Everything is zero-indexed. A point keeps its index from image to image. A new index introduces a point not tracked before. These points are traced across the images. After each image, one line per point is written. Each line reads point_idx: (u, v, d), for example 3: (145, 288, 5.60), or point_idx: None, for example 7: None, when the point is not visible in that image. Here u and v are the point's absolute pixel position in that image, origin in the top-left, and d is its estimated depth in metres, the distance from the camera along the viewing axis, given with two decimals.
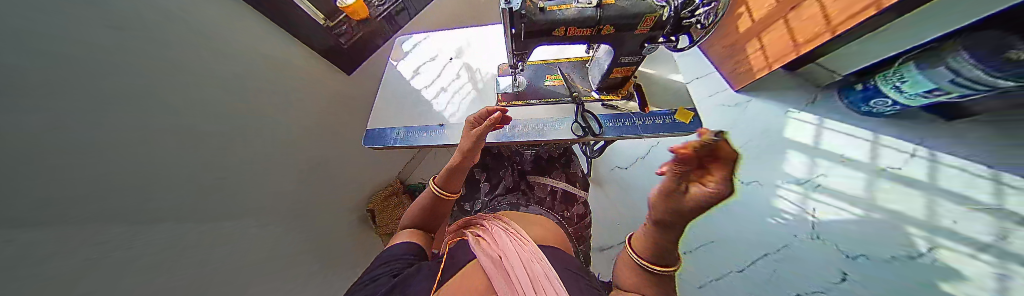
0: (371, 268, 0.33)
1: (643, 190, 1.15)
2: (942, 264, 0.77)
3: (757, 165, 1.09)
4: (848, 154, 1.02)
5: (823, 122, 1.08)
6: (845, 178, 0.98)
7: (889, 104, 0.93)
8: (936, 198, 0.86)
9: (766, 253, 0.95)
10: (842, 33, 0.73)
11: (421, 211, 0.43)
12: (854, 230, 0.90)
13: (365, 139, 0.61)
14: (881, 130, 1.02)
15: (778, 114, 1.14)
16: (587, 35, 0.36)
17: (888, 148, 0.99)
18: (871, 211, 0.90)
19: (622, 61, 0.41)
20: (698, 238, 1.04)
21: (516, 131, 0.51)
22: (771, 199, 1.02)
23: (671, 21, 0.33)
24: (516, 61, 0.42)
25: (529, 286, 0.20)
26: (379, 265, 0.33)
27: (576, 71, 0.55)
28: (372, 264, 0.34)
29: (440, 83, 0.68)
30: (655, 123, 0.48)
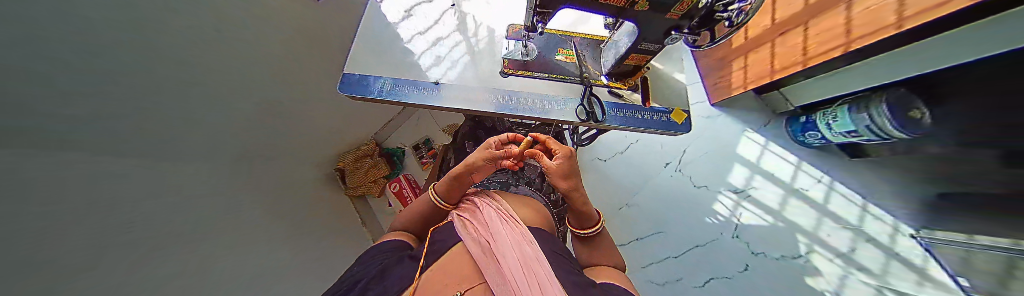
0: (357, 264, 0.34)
1: (615, 181, 1.30)
2: (812, 265, 1.03)
3: (710, 173, 1.25)
4: (777, 173, 1.20)
5: (768, 144, 1.25)
6: (769, 193, 1.18)
7: (818, 138, 1.08)
8: (823, 217, 1.10)
9: (696, 244, 1.15)
10: (810, 67, 0.77)
11: (417, 212, 0.46)
12: (763, 234, 1.12)
13: (341, 84, 0.51)
14: (808, 159, 1.20)
15: (737, 132, 1.29)
16: (620, 6, 0.33)
17: (805, 174, 1.18)
18: (779, 220, 1.13)
19: (641, 47, 0.40)
20: (647, 228, 1.21)
21: (519, 104, 0.49)
22: (710, 202, 1.21)
23: (703, 11, 0.32)
24: (535, 20, 0.38)
25: (522, 274, 0.23)
26: (365, 260, 0.33)
27: (587, 50, 0.55)
28: (357, 261, 0.34)
29: (436, 32, 0.62)
30: (652, 119, 0.49)
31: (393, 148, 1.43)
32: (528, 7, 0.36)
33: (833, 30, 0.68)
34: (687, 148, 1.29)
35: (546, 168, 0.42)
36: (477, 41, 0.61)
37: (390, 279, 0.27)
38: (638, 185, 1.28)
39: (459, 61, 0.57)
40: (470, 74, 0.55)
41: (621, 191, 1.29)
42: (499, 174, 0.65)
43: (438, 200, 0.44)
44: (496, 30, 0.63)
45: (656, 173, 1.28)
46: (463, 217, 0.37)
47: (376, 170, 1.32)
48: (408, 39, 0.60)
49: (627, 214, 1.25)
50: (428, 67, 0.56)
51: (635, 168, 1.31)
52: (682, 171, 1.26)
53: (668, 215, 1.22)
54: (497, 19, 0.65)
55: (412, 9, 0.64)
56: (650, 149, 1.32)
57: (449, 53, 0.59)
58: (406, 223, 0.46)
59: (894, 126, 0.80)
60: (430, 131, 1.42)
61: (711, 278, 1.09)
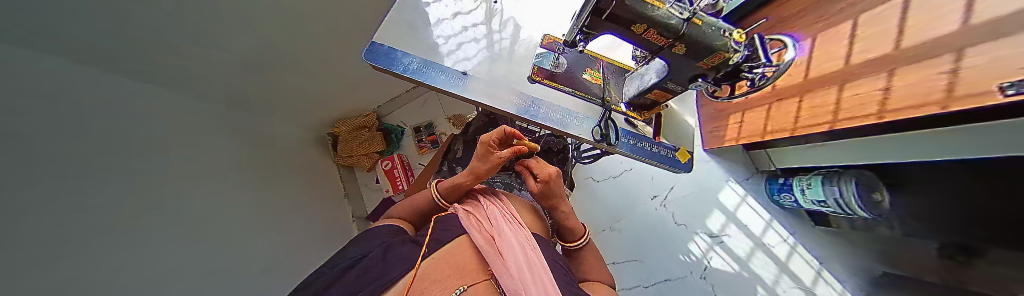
0: (346, 250, 0.33)
1: (602, 204, 1.34)
2: None
3: (691, 213, 1.31)
4: (750, 225, 1.28)
5: (747, 197, 1.33)
6: (740, 243, 1.25)
7: (792, 200, 1.15)
8: (782, 273, 1.18)
9: (665, 278, 1.21)
10: (797, 136, 0.82)
11: (417, 202, 0.46)
12: (727, 280, 1.19)
13: (366, 53, 0.51)
14: (780, 219, 1.27)
15: (722, 181, 1.36)
16: (658, 45, 0.36)
17: (774, 231, 1.25)
18: (743, 270, 1.20)
19: (666, 85, 0.43)
20: (624, 256, 1.25)
21: (542, 110, 0.52)
22: (686, 240, 1.26)
23: (732, 66, 0.36)
24: (578, 38, 0.40)
25: (526, 272, 0.22)
26: (358, 244, 0.33)
27: (613, 75, 0.57)
28: (348, 246, 0.34)
29: (466, 20, 0.62)
30: (658, 153, 0.54)
31: (393, 124, 1.40)
32: (575, 23, 0.37)
33: (821, 108, 0.71)
34: (674, 185, 1.35)
35: (530, 187, 0.43)
36: (507, 40, 0.62)
37: (390, 260, 0.26)
38: (622, 212, 1.32)
39: (486, 56, 0.58)
40: (492, 69, 0.57)
41: (606, 215, 1.32)
42: (504, 174, 0.68)
43: (438, 199, 0.44)
44: (528, 33, 0.64)
45: (642, 204, 1.33)
46: (467, 211, 0.37)
47: (370, 144, 1.30)
48: (435, 21, 0.60)
49: (607, 237, 1.28)
50: (454, 56, 0.57)
51: (624, 195, 1.35)
52: (666, 206, 1.31)
53: (645, 245, 1.26)
54: (531, 23, 0.65)
55: None
56: (641, 179, 1.36)
57: (477, 46, 0.60)
58: (404, 211, 0.46)
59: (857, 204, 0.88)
60: (434, 116, 1.41)
61: None
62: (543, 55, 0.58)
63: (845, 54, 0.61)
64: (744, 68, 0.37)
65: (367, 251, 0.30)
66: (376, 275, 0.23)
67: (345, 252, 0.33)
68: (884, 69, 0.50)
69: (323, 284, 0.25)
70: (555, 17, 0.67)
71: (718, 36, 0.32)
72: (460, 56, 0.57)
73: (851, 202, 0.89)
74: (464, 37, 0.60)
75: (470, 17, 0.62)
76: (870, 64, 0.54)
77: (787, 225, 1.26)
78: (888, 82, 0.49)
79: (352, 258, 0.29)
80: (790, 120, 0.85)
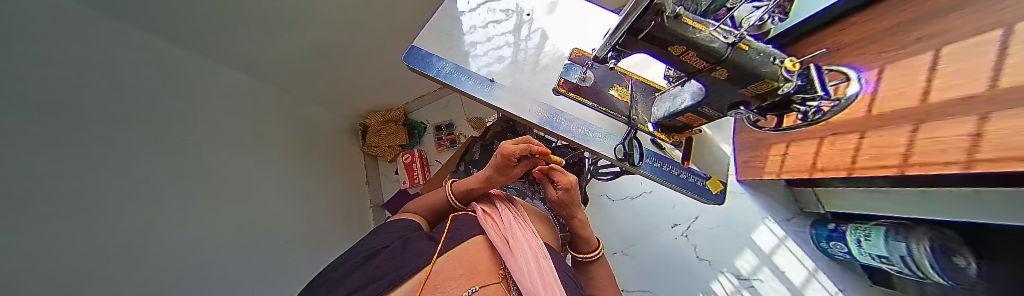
0: (367, 239, 0.35)
1: (615, 225, 1.28)
2: None
3: (717, 248, 1.19)
4: (788, 272, 1.12)
5: (786, 239, 1.18)
6: (774, 290, 1.10)
7: (844, 251, 1.00)
8: None
9: None
10: (855, 178, 0.72)
11: (432, 199, 0.47)
12: None
13: (406, 56, 0.55)
14: (826, 270, 1.11)
15: (756, 217, 1.23)
16: (697, 67, 0.34)
17: (819, 283, 1.09)
18: None
19: (699, 109, 0.41)
20: (635, 284, 1.16)
21: (565, 123, 0.51)
22: (708, 279, 1.14)
23: (783, 95, 0.33)
24: (609, 54, 0.40)
25: (539, 281, 0.22)
26: (378, 236, 0.35)
27: (642, 93, 0.55)
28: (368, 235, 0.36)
29: (498, 30, 0.65)
30: (685, 178, 0.51)
31: (416, 121, 1.48)
32: (608, 42, 0.37)
33: (889, 148, 0.62)
34: (699, 215, 1.24)
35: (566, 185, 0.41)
36: (536, 51, 0.63)
37: (408, 253, 0.27)
38: (637, 237, 1.24)
39: (513, 66, 0.60)
40: (518, 77, 0.58)
41: (618, 238, 1.25)
42: (517, 181, 0.68)
43: (453, 200, 0.45)
44: (558, 46, 0.64)
45: (660, 231, 1.24)
46: (482, 213, 0.37)
47: (393, 137, 1.38)
48: (468, 30, 0.64)
49: (618, 261, 1.21)
50: (485, 64, 0.59)
51: (641, 219, 1.27)
52: (687, 237, 1.21)
53: (659, 277, 1.16)
54: (562, 36, 0.66)
55: (484, 3, 0.67)
56: (661, 204, 1.28)
57: (507, 55, 0.62)
58: (421, 208, 0.47)
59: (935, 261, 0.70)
60: (455, 116, 1.46)
61: None
62: (570, 67, 0.58)
63: (923, 89, 0.53)
64: (796, 99, 0.33)
65: (385, 243, 0.32)
66: (397, 265, 0.25)
67: (365, 241, 0.34)
68: (972, 113, 0.42)
69: (348, 268, 0.27)
70: (586, 32, 0.67)
71: (766, 63, 0.30)
72: (489, 63, 0.59)
73: (923, 263, 0.73)
74: (494, 46, 0.62)
75: (502, 27, 0.65)
76: (953, 105, 0.46)
77: (834, 279, 1.09)
78: (980, 127, 0.40)
79: (372, 248, 0.30)
80: (846, 158, 0.74)
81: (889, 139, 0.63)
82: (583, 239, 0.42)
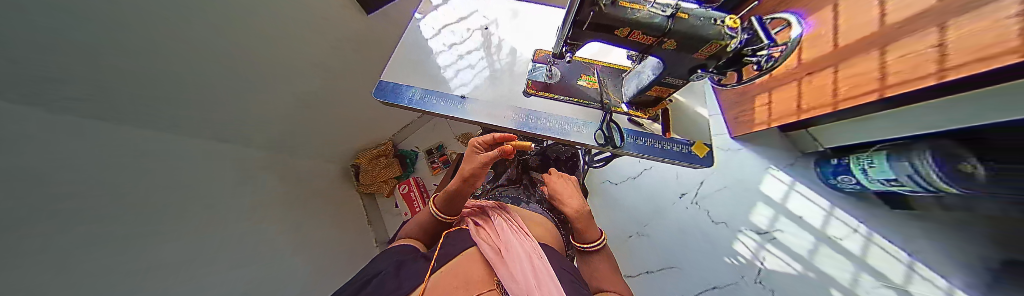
0: (360, 270, 0.33)
1: (625, 206, 1.26)
2: None
3: (731, 208, 1.17)
4: (806, 217, 1.11)
5: (795, 184, 1.17)
6: (796, 238, 1.08)
7: (853, 183, 0.99)
8: (860, 270, 0.99)
9: (713, 285, 1.07)
10: (841, 110, 0.72)
11: (423, 220, 0.45)
12: (790, 283, 1.02)
13: (376, 91, 0.56)
14: (840, 204, 1.10)
15: (760, 168, 1.23)
16: (647, 44, 0.35)
17: (838, 220, 1.08)
18: (808, 269, 1.03)
19: (665, 81, 0.42)
20: (659, 262, 1.14)
21: (540, 123, 0.52)
22: (728, 240, 1.13)
23: (733, 52, 0.34)
24: (564, 49, 0.41)
25: (531, 277, 0.23)
26: (370, 266, 0.33)
27: (610, 77, 0.58)
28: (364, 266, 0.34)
29: (463, 49, 0.67)
30: (671, 149, 0.51)
31: (406, 149, 1.48)
32: (559, 37, 0.38)
33: (863, 76, 0.63)
34: (703, 180, 1.24)
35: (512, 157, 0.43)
36: (503, 61, 0.65)
37: (403, 275, 0.27)
38: (651, 215, 1.22)
39: (484, 79, 0.61)
40: (491, 89, 0.59)
41: (631, 221, 1.23)
42: (511, 188, 0.66)
43: (439, 215, 0.44)
44: (521, 51, 0.67)
45: (671, 204, 1.23)
46: (477, 225, 0.37)
47: (389, 169, 1.35)
48: (435, 53, 0.65)
49: (637, 243, 1.19)
50: (456, 82, 0.61)
51: (649, 196, 1.26)
52: (697, 204, 1.20)
53: (682, 250, 1.14)
54: (522, 41, 0.69)
55: (445, 27, 0.70)
56: (665, 177, 1.28)
57: (475, 69, 0.63)
58: (414, 230, 0.45)
59: (939, 174, 0.69)
60: (444, 137, 1.46)
61: None
62: (537, 67, 0.60)
63: (879, 14, 0.54)
64: (746, 52, 0.34)
65: (378, 270, 0.31)
66: (393, 287, 0.24)
67: (358, 272, 0.33)
68: (931, 25, 0.43)
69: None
70: (545, 32, 0.71)
71: (708, 27, 0.31)
72: (461, 80, 0.61)
73: (948, 188, 0.70)
74: (465, 62, 0.64)
75: (469, 44, 0.68)
76: (906, 24, 0.48)
77: (851, 212, 1.08)
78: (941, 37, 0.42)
79: (365, 278, 0.29)
80: (827, 94, 0.76)
81: (860, 67, 0.64)
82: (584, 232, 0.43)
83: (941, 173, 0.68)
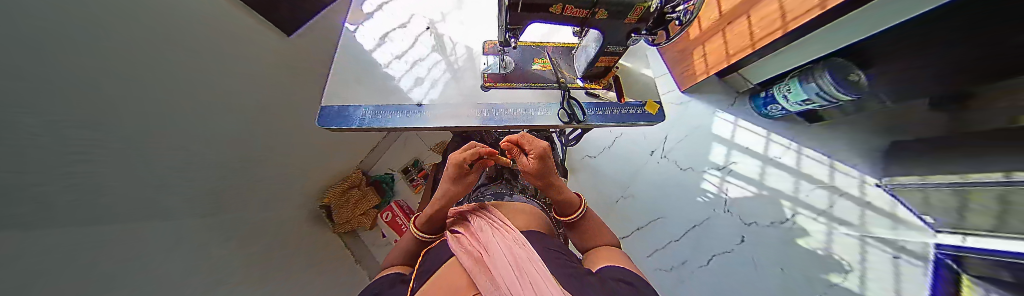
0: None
1: (606, 176, 1.34)
2: (799, 227, 1.13)
3: (694, 154, 1.31)
4: (751, 146, 1.29)
5: (738, 121, 1.35)
6: (748, 166, 1.26)
7: (780, 109, 1.17)
8: (799, 179, 1.21)
9: (694, 225, 1.21)
10: (759, 49, 0.87)
11: (408, 242, 0.43)
12: (751, 204, 1.20)
13: (319, 118, 0.50)
14: (773, 129, 1.30)
15: (710, 113, 1.38)
16: (581, 17, 0.37)
17: (775, 143, 1.28)
18: (761, 190, 1.21)
19: (608, 50, 0.44)
20: (646, 217, 1.24)
21: (504, 115, 0.52)
22: (697, 182, 1.27)
23: (656, 12, 0.37)
24: (508, 36, 0.42)
25: (514, 275, 0.23)
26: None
27: (561, 57, 0.60)
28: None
29: (409, 55, 0.63)
30: (628, 113, 0.55)
31: (381, 174, 1.37)
32: (499, 24, 0.39)
33: (769, 18, 0.79)
34: (667, 135, 1.36)
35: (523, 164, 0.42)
36: (455, 60, 0.63)
37: None
38: (630, 178, 1.32)
39: (440, 82, 0.59)
40: (450, 90, 0.57)
41: (614, 187, 1.31)
42: (493, 185, 0.65)
43: (422, 235, 0.42)
44: (471, 47, 0.65)
45: (645, 163, 1.33)
46: (456, 233, 0.36)
47: (364, 201, 1.27)
48: (379, 65, 0.61)
49: (623, 206, 1.27)
50: (410, 90, 0.57)
51: (625, 162, 1.35)
52: (667, 157, 1.32)
53: (663, 202, 1.26)
54: (468, 36, 0.67)
55: (385, 35, 0.65)
56: (634, 141, 1.37)
57: (427, 74, 0.60)
58: (398, 254, 0.42)
59: (837, 90, 0.95)
60: (417, 151, 1.39)
61: (713, 255, 1.15)
62: (489, 59, 0.59)
63: None
64: (666, 11, 0.37)
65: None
66: None
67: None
68: None
69: None
70: (490, 24, 0.70)
71: None
72: (415, 88, 0.58)
73: (839, 98, 0.98)
74: (415, 68, 0.60)
75: (415, 49, 0.64)
76: None
77: (782, 133, 1.29)
78: None
79: None
80: (746, 38, 0.89)
81: (767, 10, 0.79)
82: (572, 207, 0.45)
83: (838, 89, 0.94)
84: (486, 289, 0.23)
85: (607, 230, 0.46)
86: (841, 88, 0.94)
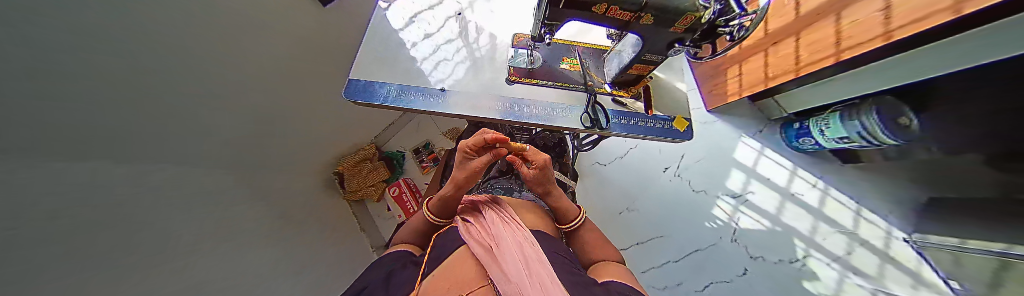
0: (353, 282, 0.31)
1: (615, 186, 1.31)
2: (809, 268, 1.08)
3: (709, 177, 1.26)
4: (773, 178, 1.22)
5: (764, 149, 1.27)
6: (765, 198, 1.20)
7: (813, 143, 1.10)
8: (819, 220, 1.14)
9: (697, 248, 1.17)
10: (802, 76, 0.80)
11: (418, 224, 0.44)
12: (763, 238, 1.15)
13: (347, 90, 0.52)
14: (803, 164, 1.22)
15: (734, 137, 1.31)
16: (624, 20, 0.35)
17: (800, 178, 1.20)
18: (774, 224, 1.16)
19: (644, 58, 0.42)
20: (649, 233, 1.22)
21: (526, 111, 0.51)
22: (708, 206, 1.22)
23: (706, 24, 0.34)
24: (543, 31, 0.41)
25: (524, 272, 0.23)
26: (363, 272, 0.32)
27: (592, 59, 0.58)
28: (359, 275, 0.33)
29: (439, 38, 0.63)
30: (653, 127, 0.52)
31: (392, 151, 1.40)
32: (536, 18, 0.38)
33: (821, 43, 0.72)
34: (684, 153, 1.31)
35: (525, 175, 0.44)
36: (482, 49, 0.62)
37: (393, 282, 0.26)
38: (639, 191, 1.29)
39: (464, 68, 0.59)
40: (474, 79, 0.57)
41: (621, 198, 1.29)
42: (504, 179, 0.65)
43: (433, 218, 0.43)
44: (499, 37, 0.64)
45: (656, 179, 1.29)
46: (466, 222, 0.37)
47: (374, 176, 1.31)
48: (408, 44, 0.61)
49: (627, 218, 1.25)
50: (434, 74, 0.57)
51: (636, 174, 1.31)
52: (679, 176, 1.28)
53: (668, 220, 1.23)
54: (499, 25, 0.66)
55: (418, 15, 0.66)
56: (648, 154, 1.33)
57: (454, 59, 0.60)
58: (409, 233, 0.44)
59: (884, 133, 0.86)
60: (430, 134, 1.41)
61: (712, 282, 1.12)
62: (518, 53, 0.58)
63: None
64: (719, 23, 0.34)
65: (370, 279, 0.29)
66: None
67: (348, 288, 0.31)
68: None
69: None
70: (522, 16, 0.69)
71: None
72: (439, 72, 0.58)
73: (885, 141, 0.89)
74: (442, 52, 0.60)
75: (446, 31, 0.64)
76: None
77: (812, 170, 1.21)
78: None
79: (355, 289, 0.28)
80: (790, 62, 0.82)
81: (821, 35, 0.72)
82: (562, 213, 0.46)
83: (885, 132, 0.86)
84: (495, 283, 0.23)
85: (608, 245, 0.45)
86: (888, 131, 0.85)
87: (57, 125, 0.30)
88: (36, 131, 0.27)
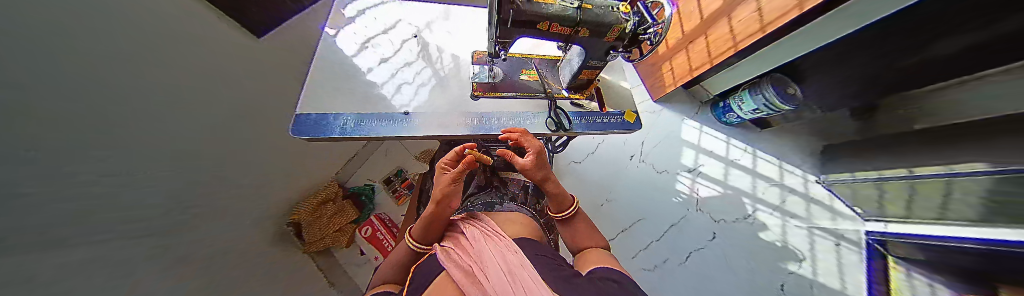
0: None
1: (591, 181, 1.39)
2: (759, 221, 1.27)
3: (667, 158, 1.43)
4: (715, 150, 1.43)
5: (703, 127, 1.49)
6: (713, 168, 1.39)
7: (736, 117, 1.33)
8: (756, 178, 1.36)
9: (671, 224, 1.29)
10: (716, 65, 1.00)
11: (400, 256, 0.41)
12: (720, 203, 1.32)
13: (295, 127, 0.47)
14: (734, 136, 1.46)
15: (679, 120, 1.51)
16: (566, 34, 0.40)
17: (735, 147, 1.44)
18: (726, 189, 1.35)
19: (590, 64, 0.48)
20: (630, 219, 1.30)
21: (495, 122, 0.53)
22: (672, 184, 1.37)
23: (630, 33, 0.41)
24: (498, 48, 0.44)
25: (507, 283, 0.23)
26: None
27: (547, 69, 0.63)
28: None
29: (396, 61, 0.63)
30: (610, 122, 0.59)
31: (359, 185, 1.28)
32: (489, 37, 0.41)
33: (722, 39, 0.92)
34: (644, 140, 1.46)
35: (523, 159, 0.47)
36: (443, 68, 0.63)
37: None
38: (613, 182, 1.38)
39: (427, 89, 0.59)
40: (439, 99, 0.58)
41: (598, 191, 1.37)
42: (484, 193, 0.65)
43: (415, 246, 0.40)
44: (458, 56, 0.66)
45: (626, 167, 1.41)
46: (446, 246, 0.36)
47: (341, 216, 1.17)
48: (365, 70, 0.59)
49: (607, 209, 1.32)
50: (398, 97, 0.56)
51: (608, 166, 1.41)
52: (645, 161, 1.41)
53: (641, 204, 1.33)
54: (456, 45, 0.68)
55: (369, 41, 0.64)
56: (615, 146, 1.45)
57: (416, 81, 0.60)
58: (385, 273, 0.40)
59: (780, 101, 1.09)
60: (401, 161, 1.34)
61: (690, 252, 1.23)
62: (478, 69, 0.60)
63: None
64: (638, 32, 0.41)
65: None
66: None
67: None
68: None
69: None
70: (477, 35, 0.72)
71: (607, 15, 0.38)
72: (401, 96, 0.57)
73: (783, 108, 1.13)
74: (401, 75, 0.60)
75: (404, 54, 0.64)
76: None
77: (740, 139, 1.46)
78: None
79: None
80: (705, 55, 1.02)
81: (720, 33, 0.92)
82: (558, 201, 0.46)
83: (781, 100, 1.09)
84: None
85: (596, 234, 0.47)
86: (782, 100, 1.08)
87: (61, 195, 0.29)
88: (40, 207, 0.26)
